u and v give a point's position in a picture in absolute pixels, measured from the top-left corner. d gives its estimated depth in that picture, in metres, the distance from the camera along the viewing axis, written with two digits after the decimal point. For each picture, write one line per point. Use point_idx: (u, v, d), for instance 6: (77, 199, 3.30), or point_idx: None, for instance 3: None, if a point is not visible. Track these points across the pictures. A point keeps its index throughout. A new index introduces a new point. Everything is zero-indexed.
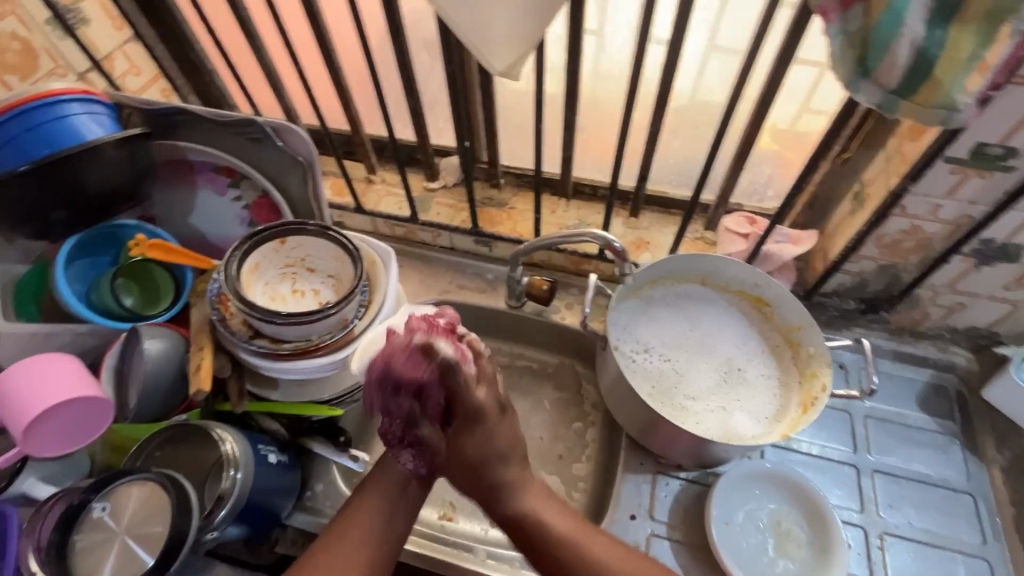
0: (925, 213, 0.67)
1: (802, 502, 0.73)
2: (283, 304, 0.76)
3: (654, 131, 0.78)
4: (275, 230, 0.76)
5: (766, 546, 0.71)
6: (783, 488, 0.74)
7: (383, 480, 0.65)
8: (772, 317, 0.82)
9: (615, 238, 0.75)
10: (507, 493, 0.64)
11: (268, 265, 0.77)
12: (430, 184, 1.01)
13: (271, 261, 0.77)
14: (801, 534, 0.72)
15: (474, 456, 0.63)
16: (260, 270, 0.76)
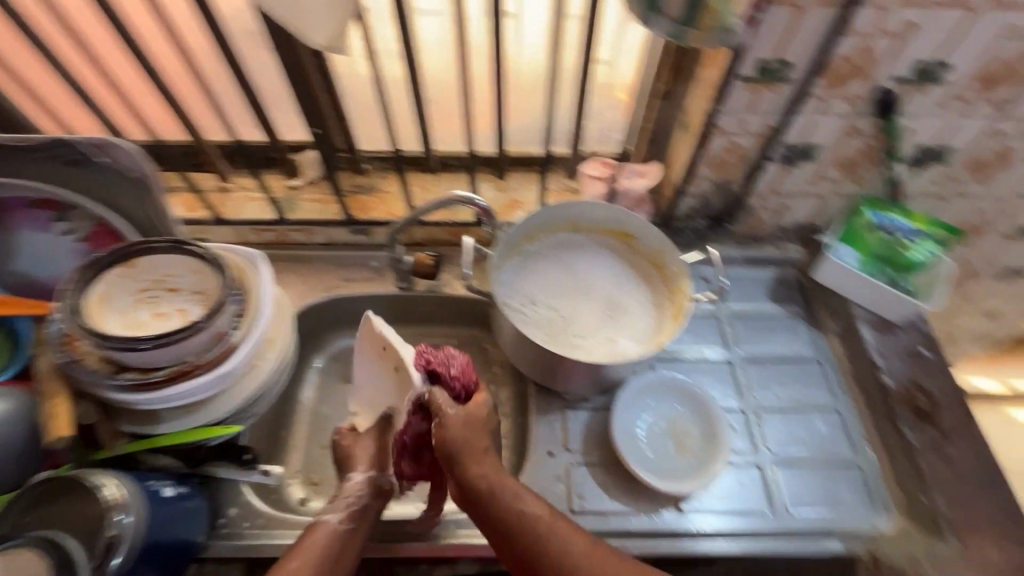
0: (737, 129, 0.77)
1: (690, 402, 0.83)
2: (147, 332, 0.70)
3: (499, 93, 0.81)
4: (118, 254, 0.70)
5: (668, 448, 0.80)
6: (674, 393, 0.84)
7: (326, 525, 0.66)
8: (638, 247, 0.90)
9: (478, 197, 0.79)
10: (471, 474, 0.67)
11: (120, 293, 0.70)
12: (293, 181, 0.98)
13: (122, 288, 0.70)
14: (694, 428, 0.82)
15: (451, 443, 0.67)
16: (111, 300, 0.69)
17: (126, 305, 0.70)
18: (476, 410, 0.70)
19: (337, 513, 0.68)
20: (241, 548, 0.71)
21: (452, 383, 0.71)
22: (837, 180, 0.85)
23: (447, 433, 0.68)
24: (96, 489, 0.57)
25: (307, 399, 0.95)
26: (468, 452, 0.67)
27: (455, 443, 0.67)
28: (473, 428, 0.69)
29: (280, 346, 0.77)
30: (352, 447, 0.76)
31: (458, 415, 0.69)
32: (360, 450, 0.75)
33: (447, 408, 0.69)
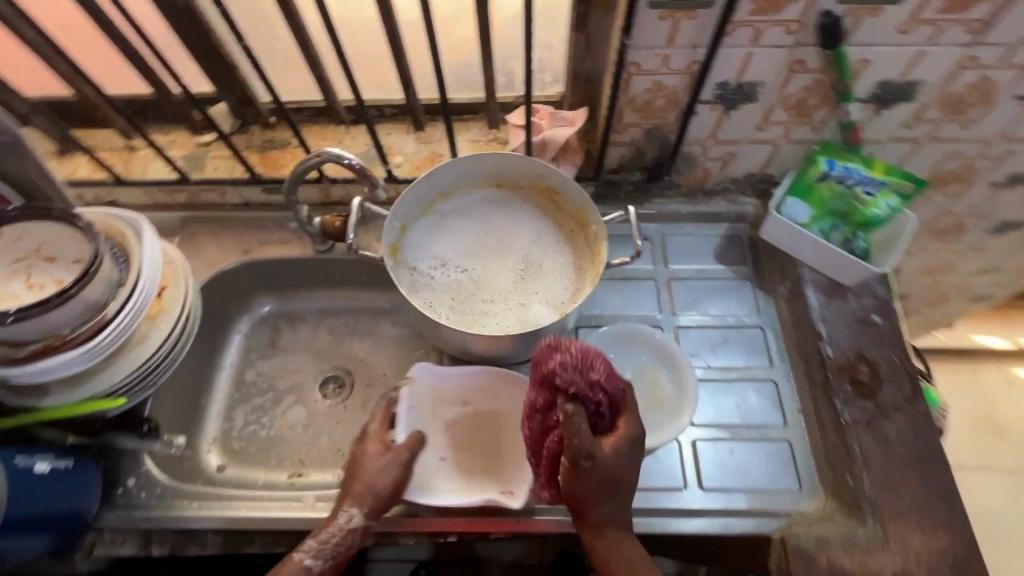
0: (658, 66, 0.67)
1: (652, 370, 0.77)
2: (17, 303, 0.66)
3: (392, 31, 0.72)
4: None
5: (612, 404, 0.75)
6: (637, 358, 0.78)
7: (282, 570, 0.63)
8: (563, 205, 0.82)
9: (353, 157, 0.70)
10: (598, 512, 0.61)
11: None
12: (201, 137, 0.91)
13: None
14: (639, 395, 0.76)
15: (603, 476, 0.59)
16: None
17: (0, 276, 0.67)
18: (618, 458, 0.60)
19: (312, 554, 0.64)
20: (138, 517, 0.71)
21: (594, 392, 0.60)
22: (787, 124, 0.75)
23: (579, 483, 0.59)
24: None
25: (230, 366, 0.93)
26: (600, 500, 0.61)
27: (582, 493, 0.60)
28: (610, 481, 0.59)
29: (170, 316, 0.74)
30: (368, 466, 0.69)
31: (597, 465, 0.58)
32: (382, 478, 0.68)
33: (584, 453, 0.57)
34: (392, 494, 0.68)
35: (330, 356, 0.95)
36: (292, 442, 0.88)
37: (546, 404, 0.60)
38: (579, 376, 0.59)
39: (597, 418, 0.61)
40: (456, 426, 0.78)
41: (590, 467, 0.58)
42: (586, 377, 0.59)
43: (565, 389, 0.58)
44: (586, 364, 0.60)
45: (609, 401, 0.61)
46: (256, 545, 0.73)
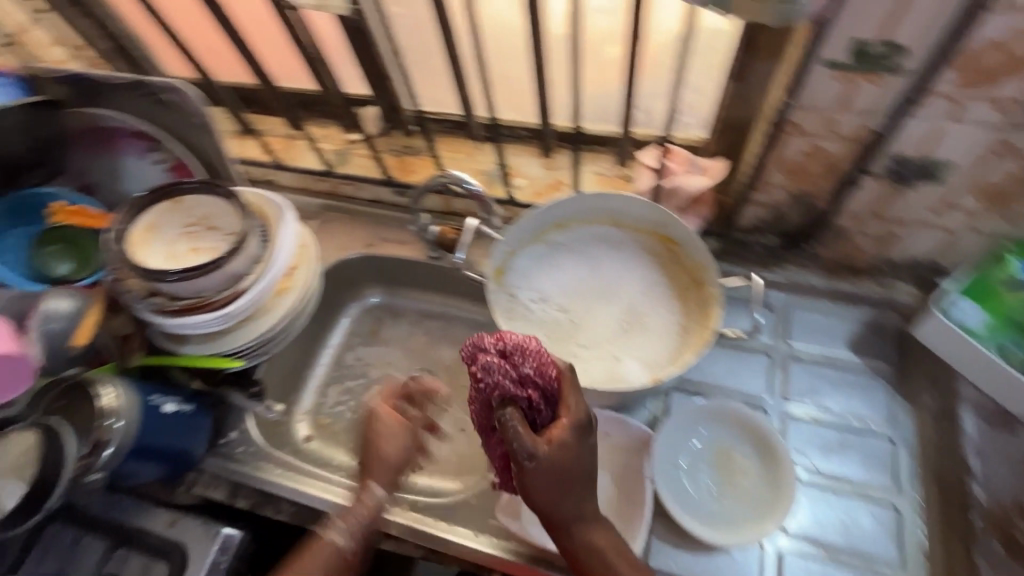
0: (823, 130, 0.60)
1: (742, 471, 0.68)
2: (180, 263, 0.75)
3: (539, 60, 0.72)
4: (167, 188, 0.78)
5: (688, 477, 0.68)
6: (730, 457, 0.69)
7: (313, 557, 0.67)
8: (681, 258, 0.76)
9: (476, 184, 0.72)
10: (570, 519, 0.58)
11: (170, 224, 0.78)
12: (350, 135, 1.00)
13: (171, 221, 0.78)
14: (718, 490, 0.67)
15: (551, 480, 0.56)
16: (161, 228, 0.77)
17: (172, 235, 0.77)
18: (566, 455, 0.56)
19: (344, 537, 0.70)
20: (233, 469, 0.79)
21: (525, 384, 0.57)
22: (976, 212, 0.63)
23: (534, 481, 0.56)
24: (95, 392, 0.65)
25: (333, 347, 1.00)
26: (558, 500, 0.57)
27: (538, 491, 0.57)
28: (563, 477, 0.56)
29: (293, 295, 0.81)
30: (382, 442, 0.78)
31: (541, 467, 0.55)
32: (393, 447, 0.78)
33: (525, 458, 0.54)
34: (405, 462, 0.77)
35: (421, 357, 0.99)
36: None
37: (487, 407, 0.58)
38: (504, 372, 0.56)
39: (537, 412, 0.57)
40: None
41: (538, 464, 0.55)
42: (514, 373, 0.57)
43: (506, 394, 0.56)
44: (512, 360, 0.58)
45: (544, 393, 0.58)
46: (320, 524, 0.77)
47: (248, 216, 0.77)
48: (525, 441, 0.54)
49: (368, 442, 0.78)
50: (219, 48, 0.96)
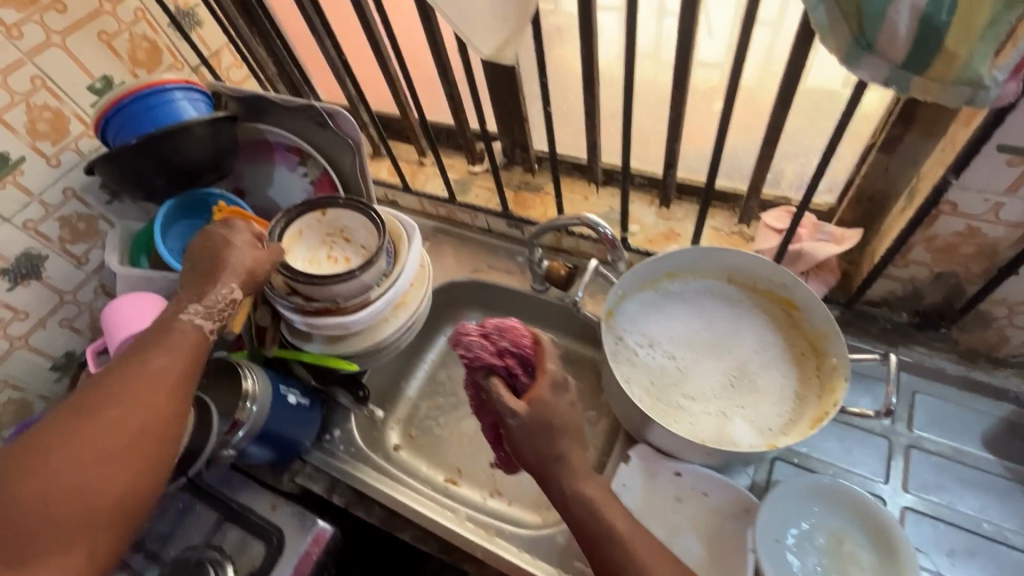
0: (982, 212, 0.58)
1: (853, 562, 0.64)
2: (319, 269, 0.83)
3: (677, 115, 0.74)
4: (315, 202, 0.85)
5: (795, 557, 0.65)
6: (838, 538, 0.65)
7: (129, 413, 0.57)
8: (801, 323, 0.75)
9: (606, 227, 0.73)
10: (565, 473, 0.60)
11: (310, 233, 0.86)
12: (473, 167, 1.06)
13: (314, 230, 0.86)
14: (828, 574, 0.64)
15: (535, 441, 0.60)
16: (302, 235, 0.85)
17: (312, 243, 0.85)
18: (542, 409, 0.60)
19: (204, 318, 0.67)
20: (334, 466, 0.84)
21: (503, 351, 0.64)
22: None
23: (518, 439, 0.60)
24: (237, 375, 0.72)
25: (428, 363, 1.05)
26: (545, 454, 0.60)
27: (524, 447, 0.60)
28: (544, 432, 0.59)
29: (409, 310, 0.86)
30: (229, 255, 0.70)
31: (521, 424, 0.59)
32: (238, 259, 0.70)
33: (507, 415, 0.60)
34: (234, 276, 0.69)
35: None
36: (456, 450, 0.96)
37: (475, 384, 0.65)
38: (484, 347, 0.64)
39: (516, 375, 0.62)
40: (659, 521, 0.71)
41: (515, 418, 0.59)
42: (492, 347, 0.64)
43: (488, 364, 0.63)
44: (491, 334, 0.65)
45: (521, 360, 0.64)
46: (407, 534, 0.80)
47: (382, 230, 0.83)
48: (505, 397, 0.60)
49: (207, 256, 0.71)
50: (372, 80, 1.07)
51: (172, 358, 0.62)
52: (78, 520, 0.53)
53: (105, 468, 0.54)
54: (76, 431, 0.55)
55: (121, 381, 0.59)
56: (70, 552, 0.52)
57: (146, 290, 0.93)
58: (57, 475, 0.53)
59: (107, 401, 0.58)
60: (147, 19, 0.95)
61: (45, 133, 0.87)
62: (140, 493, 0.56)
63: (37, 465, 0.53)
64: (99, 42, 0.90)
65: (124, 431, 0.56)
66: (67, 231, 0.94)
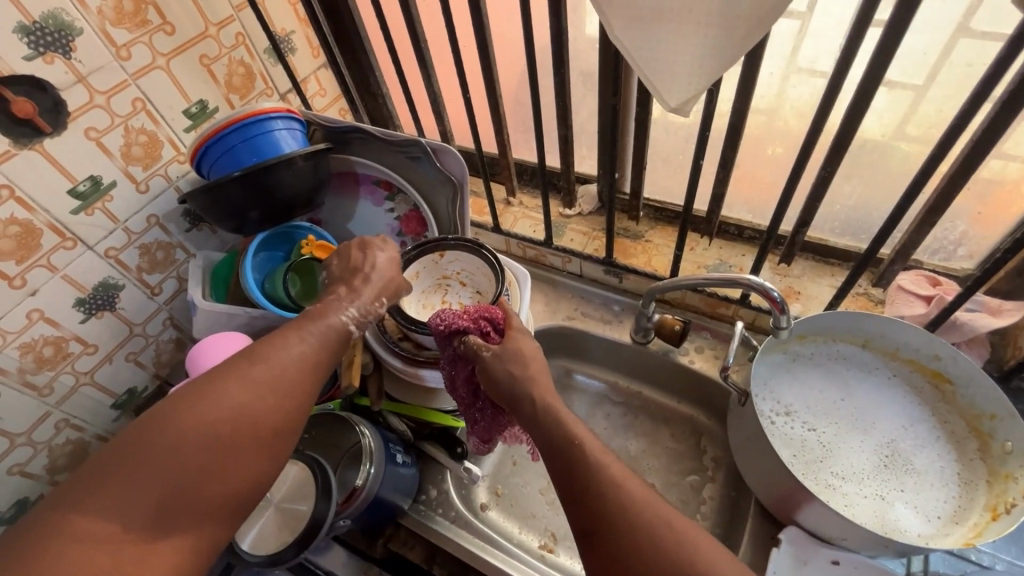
0: None
1: None
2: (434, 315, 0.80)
3: (827, 175, 0.70)
4: (436, 243, 0.80)
5: None
6: None
7: (273, 391, 0.51)
8: (955, 399, 0.70)
9: (775, 288, 0.66)
10: (525, 396, 0.57)
11: (425, 276, 0.82)
12: (567, 210, 1.02)
13: (429, 272, 0.82)
14: None
15: (509, 378, 0.58)
16: (417, 278, 0.81)
17: (427, 286, 0.82)
18: (517, 344, 0.61)
19: (353, 315, 0.61)
20: (432, 531, 0.78)
21: (472, 314, 0.64)
22: None
23: (490, 372, 0.59)
24: (356, 433, 0.67)
25: None
26: (516, 381, 0.58)
27: (498, 386, 0.59)
28: (518, 361, 0.59)
29: None
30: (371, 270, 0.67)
31: (495, 359, 0.60)
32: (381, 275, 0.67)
33: (483, 353, 0.60)
34: (381, 290, 0.66)
35: (603, 442, 0.94)
36: (553, 510, 0.85)
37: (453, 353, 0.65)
38: (457, 314, 0.64)
39: (483, 329, 0.63)
40: None
41: (485, 356, 0.60)
42: (465, 313, 0.65)
43: (457, 324, 0.63)
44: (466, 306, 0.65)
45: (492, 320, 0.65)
46: None
47: (500, 277, 0.77)
48: (475, 345, 0.61)
49: (350, 265, 0.68)
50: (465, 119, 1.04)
51: (318, 344, 0.56)
52: (199, 504, 0.46)
53: (235, 453, 0.48)
54: (210, 402, 0.48)
55: (263, 358, 0.52)
56: (181, 536, 0.45)
57: (227, 327, 0.87)
58: (186, 446, 0.46)
59: (251, 373, 0.51)
60: (246, 44, 0.91)
61: (138, 158, 0.82)
62: (257, 483, 0.49)
63: (171, 435, 0.46)
64: (199, 66, 0.85)
65: (261, 416, 0.50)
66: (146, 260, 0.88)
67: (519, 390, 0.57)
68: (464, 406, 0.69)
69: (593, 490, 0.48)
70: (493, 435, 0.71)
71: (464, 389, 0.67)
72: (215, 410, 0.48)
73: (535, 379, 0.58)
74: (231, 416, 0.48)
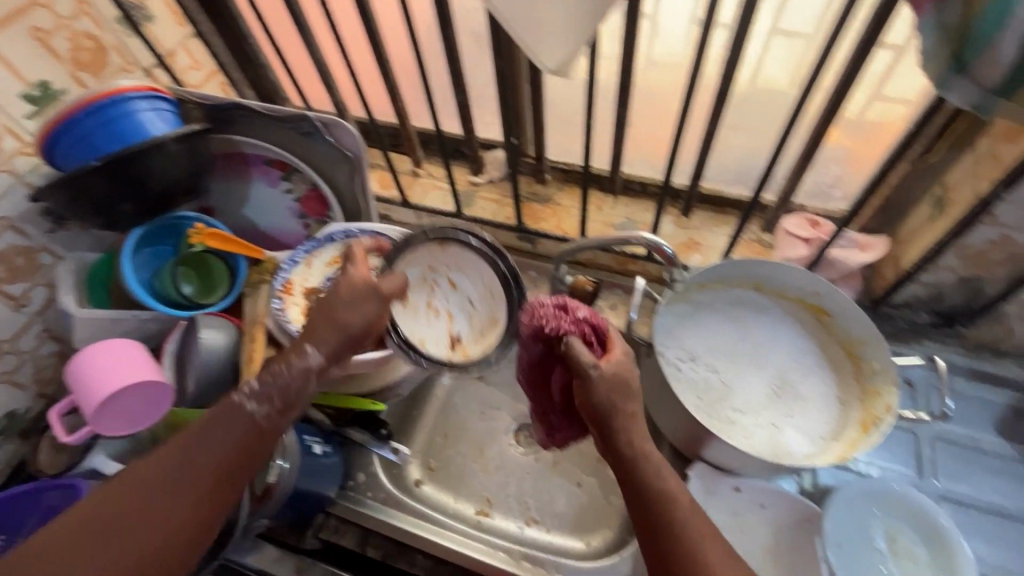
0: (1019, 222, 0.62)
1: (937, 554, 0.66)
2: (412, 315, 0.74)
3: (713, 129, 0.72)
4: (439, 233, 0.73)
5: (875, 562, 0.66)
6: (910, 518, 0.68)
7: (166, 486, 0.52)
8: (833, 328, 0.77)
9: (664, 244, 0.70)
10: (615, 414, 0.57)
11: (416, 263, 0.75)
12: (475, 178, 1.00)
13: (421, 259, 0.75)
14: (917, 561, 0.65)
15: (603, 398, 0.56)
16: (406, 264, 0.74)
17: (416, 277, 0.75)
18: (618, 369, 0.58)
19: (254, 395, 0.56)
20: (362, 514, 0.77)
21: (576, 314, 0.61)
22: None
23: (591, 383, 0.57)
24: None
25: None
26: (612, 401, 0.57)
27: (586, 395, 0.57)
28: (617, 385, 0.57)
29: None
30: (340, 311, 0.60)
31: (600, 375, 0.57)
32: (347, 317, 0.60)
33: (588, 368, 0.57)
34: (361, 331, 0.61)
35: None
36: (482, 477, 0.85)
37: (545, 355, 0.62)
38: (562, 318, 0.60)
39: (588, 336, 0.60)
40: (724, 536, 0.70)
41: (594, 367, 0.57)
42: (569, 317, 0.60)
43: (561, 329, 0.59)
44: (568, 304, 0.61)
45: (593, 329, 0.61)
46: None
47: (513, 305, 0.74)
48: (581, 357, 0.57)
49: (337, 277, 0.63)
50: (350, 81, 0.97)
51: (222, 446, 0.54)
52: None
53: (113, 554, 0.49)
54: (110, 500, 0.51)
55: (169, 456, 0.53)
56: None
57: (112, 332, 0.79)
58: (74, 544, 0.49)
59: (152, 471, 0.52)
60: (88, 14, 0.80)
61: None
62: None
63: (71, 533, 0.49)
64: (32, 41, 0.74)
65: (144, 520, 0.51)
66: (3, 269, 0.77)
67: (615, 407, 0.57)
68: (541, 408, 0.66)
69: (646, 498, 0.55)
70: (571, 437, 0.69)
71: (549, 395, 0.65)
72: (107, 517, 0.50)
73: (626, 394, 0.57)
74: (118, 517, 0.50)
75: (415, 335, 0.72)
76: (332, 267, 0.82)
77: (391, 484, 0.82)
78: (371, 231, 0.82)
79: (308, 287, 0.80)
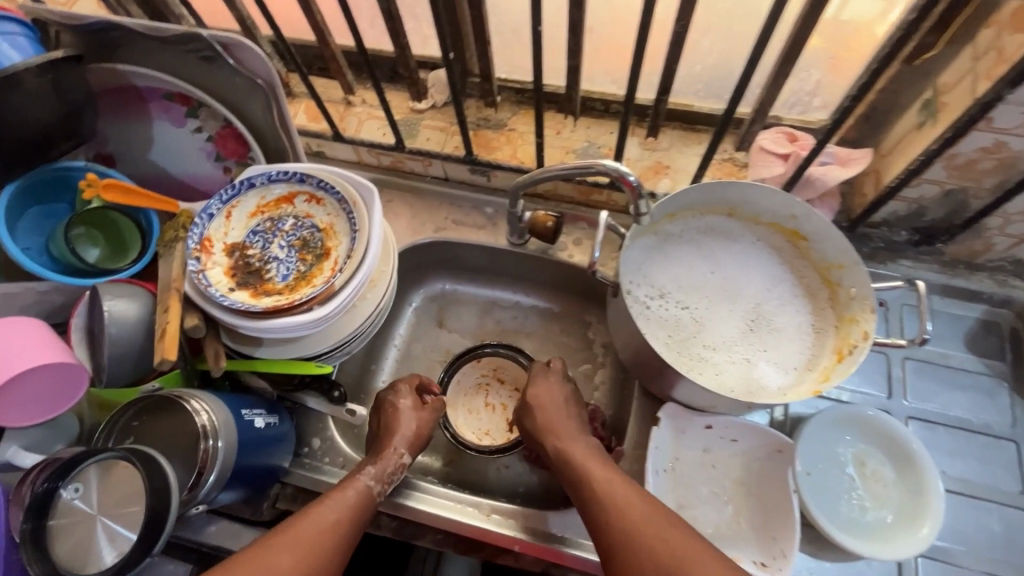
0: (1017, 125, 0.55)
1: (906, 475, 0.65)
2: (477, 417, 0.86)
3: (681, 32, 0.62)
4: (474, 351, 0.86)
5: (843, 486, 0.65)
6: (881, 442, 0.67)
7: (304, 547, 0.54)
8: (809, 253, 0.72)
9: (631, 172, 0.60)
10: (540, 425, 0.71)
11: (466, 378, 0.87)
12: (417, 104, 0.88)
13: (469, 375, 0.87)
14: (885, 483, 0.65)
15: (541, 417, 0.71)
16: (459, 394, 0.86)
17: (469, 390, 0.87)
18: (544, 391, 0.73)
19: (376, 477, 0.64)
20: (321, 482, 0.73)
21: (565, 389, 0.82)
22: None
23: (542, 413, 0.71)
24: (189, 412, 0.58)
25: (400, 337, 0.93)
26: (544, 416, 0.71)
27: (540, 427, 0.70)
28: (534, 406, 0.72)
29: (382, 291, 0.72)
30: (405, 413, 0.72)
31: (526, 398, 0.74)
32: (409, 422, 0.71)
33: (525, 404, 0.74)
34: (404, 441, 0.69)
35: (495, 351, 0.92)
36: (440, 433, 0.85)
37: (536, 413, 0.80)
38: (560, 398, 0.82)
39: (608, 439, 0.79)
40: (697, 476, 0.68)
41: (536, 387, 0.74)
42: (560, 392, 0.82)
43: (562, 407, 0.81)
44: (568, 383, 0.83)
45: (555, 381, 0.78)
46: (427, 539, 0.71)
47: None
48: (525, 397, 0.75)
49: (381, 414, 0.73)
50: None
51: (344, 509, 0.59)
52: None
53: None
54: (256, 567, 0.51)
55: (300, 528, 0.56)
56: None
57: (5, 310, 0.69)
58: None
59: (290, 538, 0.54)
60: None
61: None
62: None
63: None
64: None
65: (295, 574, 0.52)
66: None
67: (542, 415, 0.71)
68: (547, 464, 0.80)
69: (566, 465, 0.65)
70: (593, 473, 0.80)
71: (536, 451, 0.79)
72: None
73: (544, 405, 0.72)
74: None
75: (478, 430, 0.85)
76: (255, 219, 0.72)
77: (354, 448, 0.79)
78: (296, 173, 0.71)
79: (230, 243, 0.70)
